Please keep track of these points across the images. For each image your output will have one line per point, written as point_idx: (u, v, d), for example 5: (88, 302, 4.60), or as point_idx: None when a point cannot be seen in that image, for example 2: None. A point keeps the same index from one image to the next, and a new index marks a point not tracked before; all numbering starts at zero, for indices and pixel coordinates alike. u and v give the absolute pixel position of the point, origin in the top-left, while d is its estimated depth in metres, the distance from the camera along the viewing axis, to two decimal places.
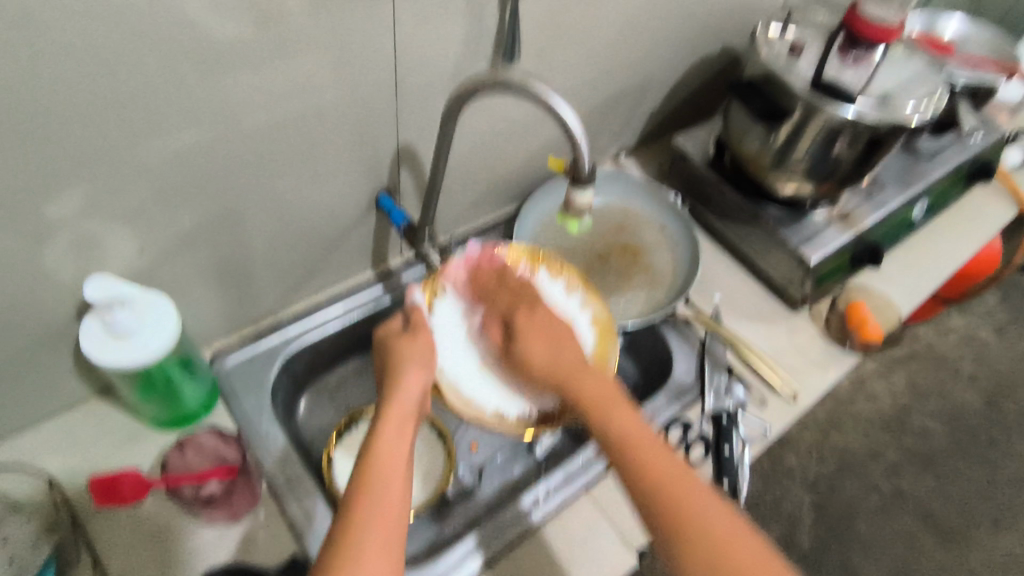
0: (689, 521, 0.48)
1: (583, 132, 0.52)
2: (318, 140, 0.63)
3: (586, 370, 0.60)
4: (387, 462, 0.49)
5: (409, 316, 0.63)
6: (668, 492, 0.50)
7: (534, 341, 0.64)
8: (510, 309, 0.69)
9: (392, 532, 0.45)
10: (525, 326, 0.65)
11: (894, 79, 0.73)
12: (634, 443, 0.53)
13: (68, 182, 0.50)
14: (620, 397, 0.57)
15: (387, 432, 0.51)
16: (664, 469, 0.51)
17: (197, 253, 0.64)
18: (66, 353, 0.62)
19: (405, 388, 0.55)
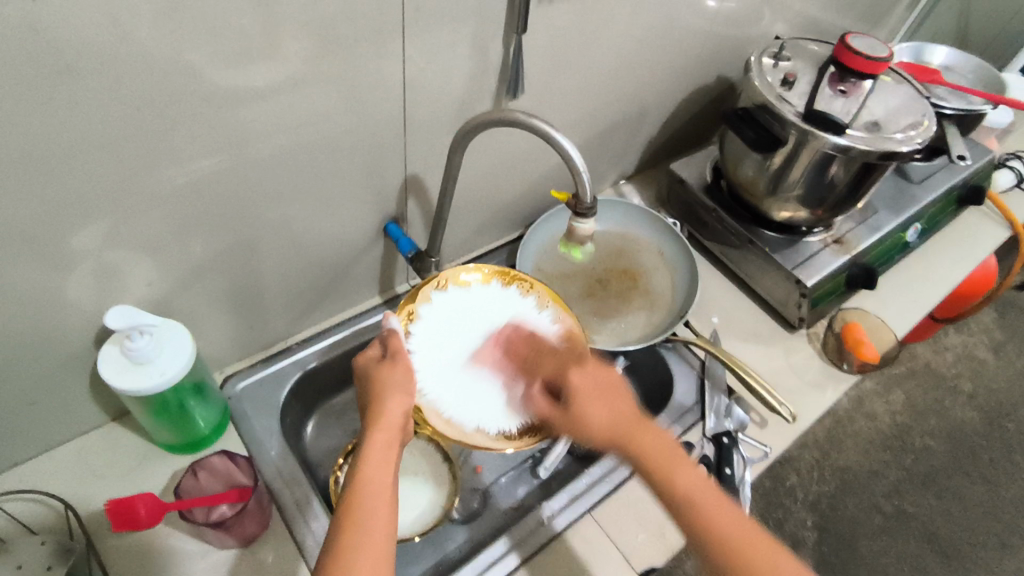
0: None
1: (585, 165, 0.55)
2: (329, 171, 0.65)
3: (646, 425, 0.57)
4: (371, 493, 0.49)
5: (387, 342, 0.61)
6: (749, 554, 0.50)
7: (591, 397, 0.59)
8: (557, 375, 0.66)
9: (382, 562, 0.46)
10: (580, 387, 0.61)
11: (883, 109, 0.76)
12: (702, 509, 0.52)
13: (91, 215, 0.52)
14: (682, 455, 0.55)
15: (371, 464, 0.51)
16: (737, 525, 0.51)
17: (211, 281, 0.66)
18: (81, 380, 0.64)
19: (387, 421, 0.54)
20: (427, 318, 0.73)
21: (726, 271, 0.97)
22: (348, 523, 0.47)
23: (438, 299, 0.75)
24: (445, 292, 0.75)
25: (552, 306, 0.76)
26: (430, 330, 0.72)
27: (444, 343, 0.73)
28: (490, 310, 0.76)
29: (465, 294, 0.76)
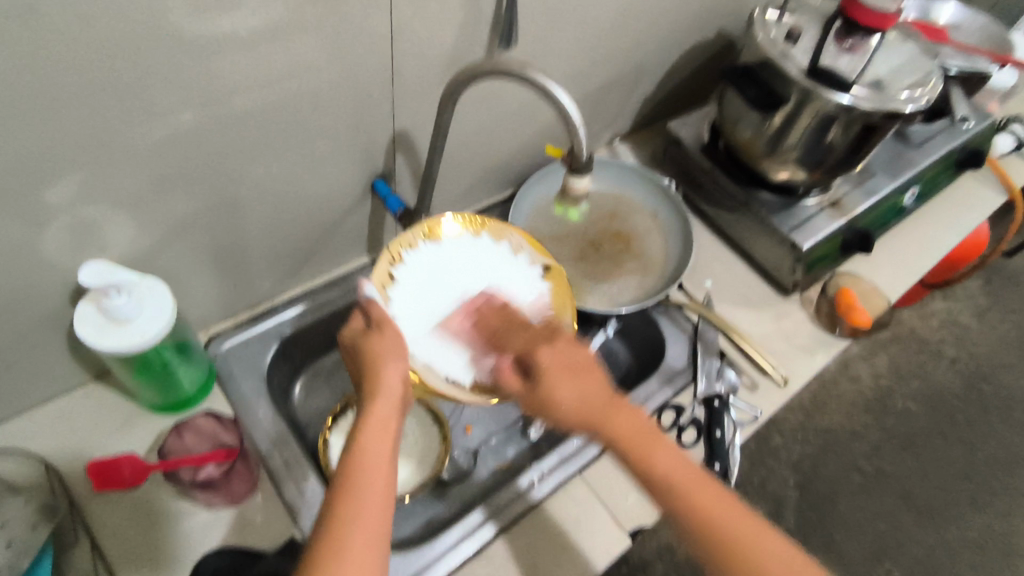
0: (750, 561, 0.48)
1: (581, 120, 0.52)
2: (314, 125, 0.62)
3: (620, 405, 0.55)
4: (365, 465, 0.47)
5: (368, 313, 0.60)
6: (721, 529, 0.49)
7: (560, 376, 0.57)
8: (524, 347, 0.62)
9: (371, 546, 0.44)
10: (548, 362, 0.58)
11: (887, 68, 0.75)
12: (673, 485, 0.51)
13: (62, 170, 0.49)
14: (660, 437, 0.54)
15: (368, 437, 0.49)
16: (722, 511, 0.50)
17: (193, 238, 0.64)
18: (59, 340, 0.62)
19: (384, 392, 0.53)
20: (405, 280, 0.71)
21: (720, 233, 0.96)
22: (344, 493, 0.46)
23: (411, 259, 0.72)
24: (419, 251, 0.73)
25: (527, 250, 0.76)
26: (406, 293, 0.71)
27: (428, 302, 0.71)
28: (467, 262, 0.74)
29: (439, 249, 0.74)
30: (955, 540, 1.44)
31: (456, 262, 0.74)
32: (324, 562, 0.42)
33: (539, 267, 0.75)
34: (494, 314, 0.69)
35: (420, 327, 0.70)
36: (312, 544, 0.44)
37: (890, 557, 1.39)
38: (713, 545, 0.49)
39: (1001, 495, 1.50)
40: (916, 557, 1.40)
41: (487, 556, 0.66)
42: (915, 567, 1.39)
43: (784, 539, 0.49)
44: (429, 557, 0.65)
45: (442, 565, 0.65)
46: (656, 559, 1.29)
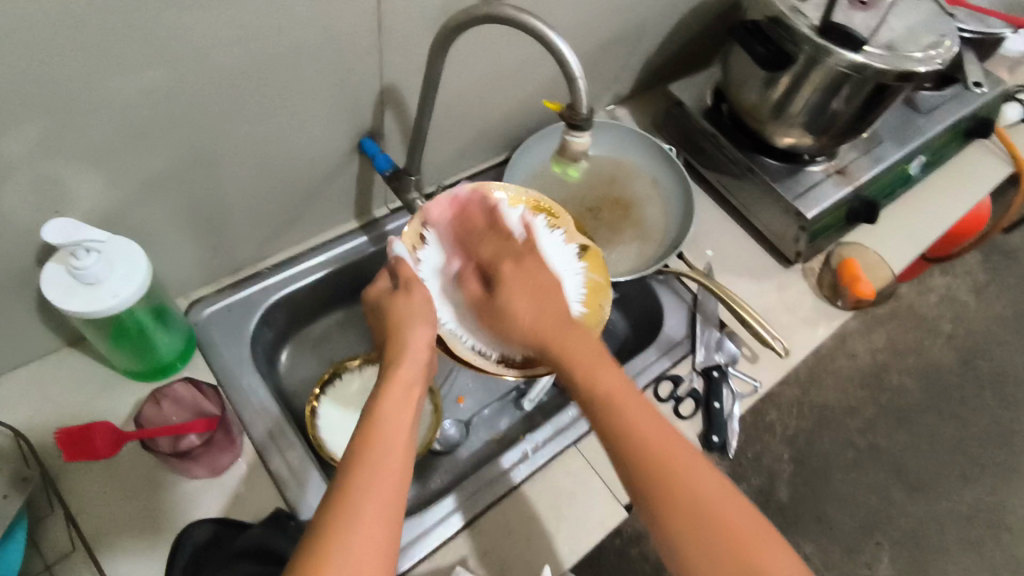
0: (682, 487, 0.47)
1: (582, 71, 0.49)
2: (298, 78, 0.58)
3: (574, 327, 0.56)
4: (388, 423, 0.46)
5: (395, 272, 0.60)
6: (657, 454, 0.48)
7: (519, 291, 0.58)
8: (490, 257, 0.62)
9: (388, 505, 0.42)
10: (511, 277, 0.58)
11: (902, 26, 0.70)
12: (616, 404, 0.50)
13: (21, 118, 0.46)
14: (609, 361, 0.53)
15: (390, 397, 0.48)
16: (663, 436, 0.49)
17: (168, 197, 0.60)
18: (30, 302, 0.59)
19: (409, 352, 0.52)
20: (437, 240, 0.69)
21: (721, 201, 0.93)
22: (355, 465, 0.43)
23: (446, 221, 0.70)
24: None
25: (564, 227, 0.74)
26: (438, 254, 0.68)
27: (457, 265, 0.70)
28: None
29: None
30: (946, 514, 1.45)
31: None
32: (340, 516, 0.41)
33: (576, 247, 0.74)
34: (480, 215, 0.67)
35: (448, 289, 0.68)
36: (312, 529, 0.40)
37: (882, 530, 1.39)
38: (645, 467, 0.47)
39: (992, 470, 1.51)
40: (906, 531, 1.41)
41: (478, 527, 0.65)
42: (906, 540, 1.40)
43: (718, 473, 0.48)
44: (419, 531, 0.63)
45: (430, 539, 0.63)
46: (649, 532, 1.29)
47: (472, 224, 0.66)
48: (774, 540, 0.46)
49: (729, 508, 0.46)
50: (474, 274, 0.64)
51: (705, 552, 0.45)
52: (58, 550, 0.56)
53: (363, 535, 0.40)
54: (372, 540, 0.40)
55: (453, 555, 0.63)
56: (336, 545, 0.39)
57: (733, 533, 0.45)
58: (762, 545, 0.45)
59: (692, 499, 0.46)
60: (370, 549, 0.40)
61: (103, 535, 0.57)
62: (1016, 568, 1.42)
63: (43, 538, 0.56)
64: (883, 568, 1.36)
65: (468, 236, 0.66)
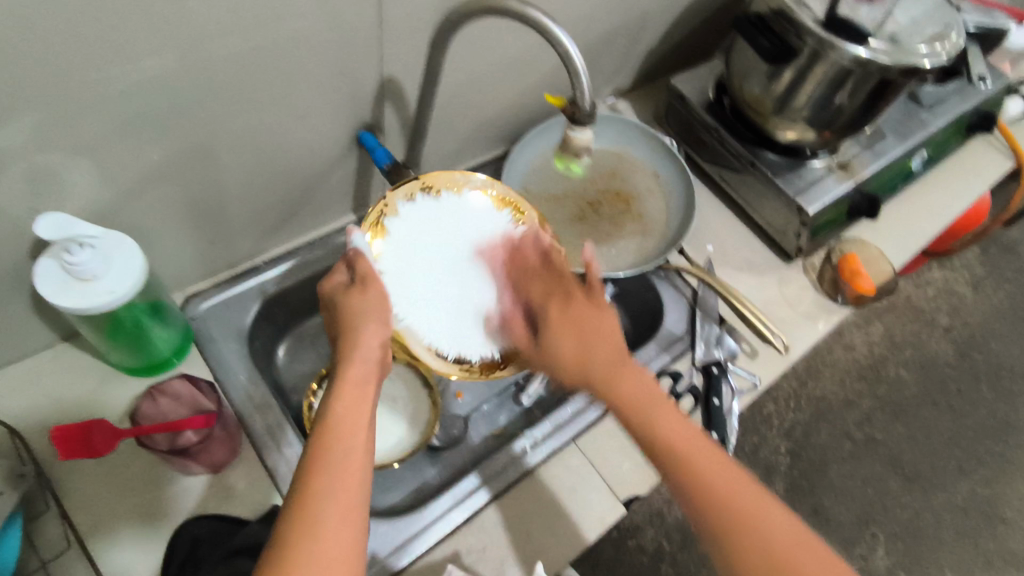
0: (756, 530, 0.46)
1: (584, 63, 0.48)
2: (295, 70, 0.57)
3: (627, 368, 0.54)
4: (347, 430, 0.45)
5: (352, 266, 0.58)
6: (724, 501, 0.47)
7: (564, 333, 0.57)
8: (541, 299, 0.63)
9: (350, 508, 0.42)
10: (557, 321, 0.58)
11: (908, 18, 0.69)
12: (679, 450, 0.50)
13: (11, 111, 0.45)
14: (663, 401, 0.52)
15: (345, 398, 0.47)
16: (723, 479, 0.48)
17: (164, 191, 0.60)
18: (24, 296, 0.58)
19: (361, 353, 0.51)
20: (397, 234, 0.68)
21: (722, 194, 0.93)
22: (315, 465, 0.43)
23: (406, 212, 0.69)
24: (415, 204, 0.69)
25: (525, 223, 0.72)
26: (396, 249, 0.68)
27: (416, 259, 0.68)
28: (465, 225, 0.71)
29: (436, 205, 0.70)
30: (940, 506, 1.46)
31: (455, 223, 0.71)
32: (301, 525, 0.40)
33: None
34: (535, 253, 0.68)
35: (404, 287, 0.67)
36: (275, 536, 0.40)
37: (877, 522, 1.40)
38: (714, 505, 0.47)
39: (987, 463, 1.51)
40: (901, 522, 1.42)
41: (477, 523, 0.65)
42: (901, 532, 1.41)
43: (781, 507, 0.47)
44: (419, 526, 0.63)
45: (431, 534, 0.63)
46: (646, 524, 1.29)
47: (528, 265, 0.67)
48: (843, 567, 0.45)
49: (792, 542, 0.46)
50: (518, 318, 0.68)
51: None
52: (53, 548, 0.55)
53: (329, 542, 0.40)
54: (338, 543, 0.40)
55: (452, 550, 0.63)
56: (298, 548, 0.39)
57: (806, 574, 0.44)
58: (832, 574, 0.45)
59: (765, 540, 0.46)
60: (336, 553, 0.40)
61: (98, 531, 0.57)
62: (1009, 558, 1.43)
63: (37, 536, 0.56)
64: (878, 559, 1.37)
65: (523, 273, 0.67)
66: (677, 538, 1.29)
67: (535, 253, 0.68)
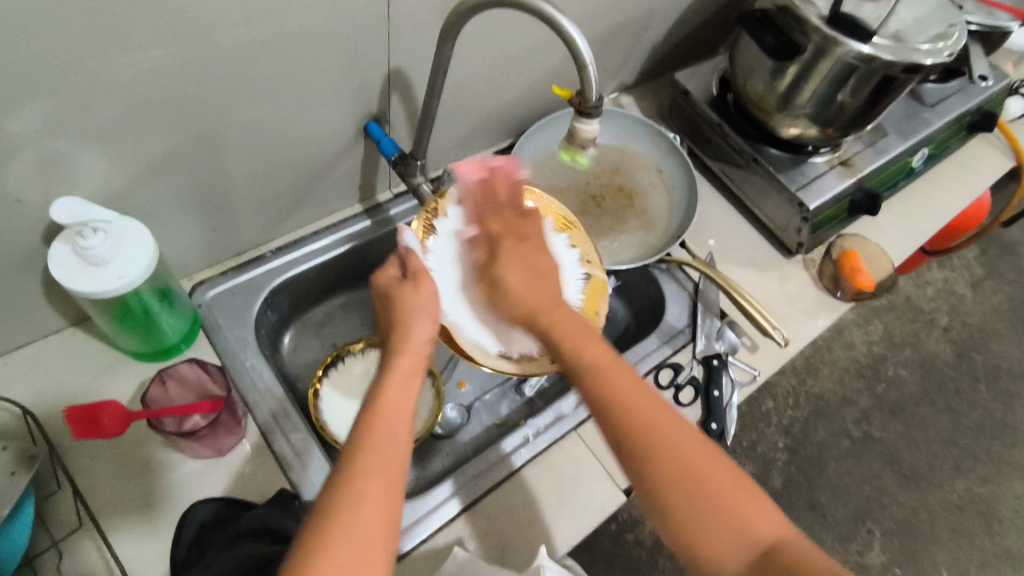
0: (673, 451, 0.47)
1: (593, 58, 0.49)
2: (304, 60, 0.58)
3: (562, 305, 0.58)
4: (393, 412, 0.47)
5: (405, 262, 0.60)
6: (640, 425, 0.48)
7: (514, 265, 0.62)
8: (498, 232, 0.65)
9: (392, 481, 0.43)
10: (510, 255, 0.63)
11: (912, 16, 0.70)
12: (598, 374, 0.51)
13: (26, 96, 0.46)
14: (592, 335, 0.55)
15: (395, 380, 0.49)
16: (646, 404, 0.49)
17: (172, 178, 0.60)
18: (34, 280, 0.59)
19: (411, 343, 0.53)
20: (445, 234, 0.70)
21: (723, 189, 0.93)
22: (357, 455, 0.43)
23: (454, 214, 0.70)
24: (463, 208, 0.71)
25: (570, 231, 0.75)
26: (444, 247, 0.70)
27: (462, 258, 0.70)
28: None
29: None
30: (937, 503, 1.47)
31: None
32: (347, 489, 0.42)
33: (577, 249, 0.74)
34: (506, 189, 0.66)
35: (454, 287, 0.69)
36: (308, 528, 0.40)
37: (873, 519, 1.41)
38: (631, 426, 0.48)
39: (984, 462, 1.52)
40: (898, 520, 1.43)
41: (479, 510, 0.65)
42: (897, 529, 1.42)
43: (688, 425, 0.48)
44: (425, 510, 0.64)
45: (436, 517, 0.64)
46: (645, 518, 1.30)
47: (494, 200, 0.66)
48: (751, 488, 0.47)
49: (703, 460, 0.47)
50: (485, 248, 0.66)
51: (687, 512, 0.45)
52: (66, 526, 0.57)
53: (369, 498, 0.41)
54: (373, 508, 0.41)
55: (457, 536, 0.64)
56: (339, 513, 0.40)
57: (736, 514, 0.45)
58: (763, 513, 0.46)
59: (682, 466, 0.46)
60: (375, 531, 0.41)
61: (109, 511, 0.58)
62: (1005, 558, 1.44)
63: (50, 516, 0.57)
64: (873, 556, 1.38)
65: (490, 210, 0.67)
66: None
67: (509, 189, 0.66)
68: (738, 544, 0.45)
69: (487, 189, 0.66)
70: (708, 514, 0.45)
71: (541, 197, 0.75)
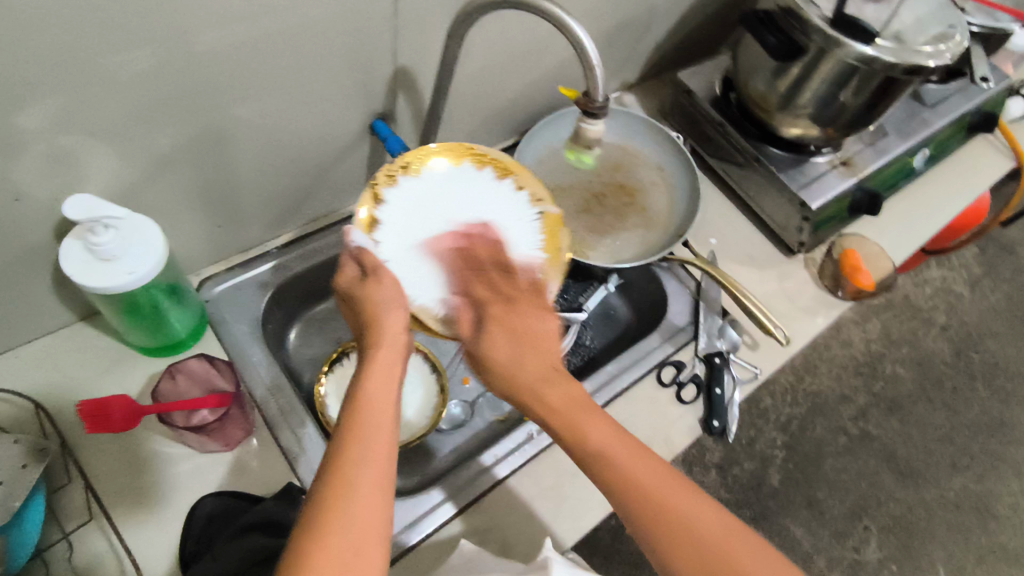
0: (683, 527, 0.47)
1: (599, 59, 0.50)
2: (311, 58, 0.58)
3: (556, 377, 0.55)
4: (375, 410, 0.47)
5: (362, 260, 0.59)
6: (652, 498, 0.48)
7: (500, 336, 0.59)
8: (480, 297, 0.63)
9: (382, 491, 0.43)
10: (497, 324, 0.60)
11: (913, 17, 0.70)
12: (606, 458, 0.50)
13: (37, 93, 0.46)
14: (593, 408, 0.53)
15: (372, 374, 0.49)
16: (655, 478, 0.49)
17: (180, 174, 0.61)
18: (44, 275, 0.59)
19: (386, 336, 0.53)
20: (391, 219, 0.65)
21: (725, 188, 0.94)
22: (340, 477, 0.43)
23: (392, 197, 0.66)
24: (398, 186, 0.66)
25: (513, 175, 0.69)
26: (395, 230, 0.64)
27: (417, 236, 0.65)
28: (454, 193, 0.67)
29: (419, 182, 0.67)
30: (933, 500, 1.48)
31: (442, 193, 0.67)
32: (337, 491, 0.42)
33: (527, 191, 0.69)
34: (485, 251, 0.65)
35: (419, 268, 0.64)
36: (294, 543, 0.40)
37: (870, 515, 1.42)
38: (643, 501, 0.48)
39: (980, 460, 1.53)
40: (895, 516, 1.44)
41: (483, 505, 0.66)
42: (893, 526, 1.43)
43: (700, 495, 0.49)
44: (429, 505, 0.65)
45: (441, 513, 0.65)
46: None
47: (478, 262, 0.64)
48: (758, 545, 0.47)
49: (713, 530, 0.47)
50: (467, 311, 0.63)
51: None
52: (76, 519, 0.57)
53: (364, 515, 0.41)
54: (362, 521, 0.41)
55: (461, 530, 0.65)
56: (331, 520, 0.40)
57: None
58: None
59: (696, 544, 0.46)
60: (368, 537, 0.41)
61: (119, 504, 0.59)
62: (1000, 554, 1.45)
63: (60, 508, 0.58)
64: (869, 552, 1.39)
65: (473, 270, 0.64)
66: None
67: (488, 246, 0.65)
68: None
69: (468, 250, 0.65)
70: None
71: (479, 148, 0.70)
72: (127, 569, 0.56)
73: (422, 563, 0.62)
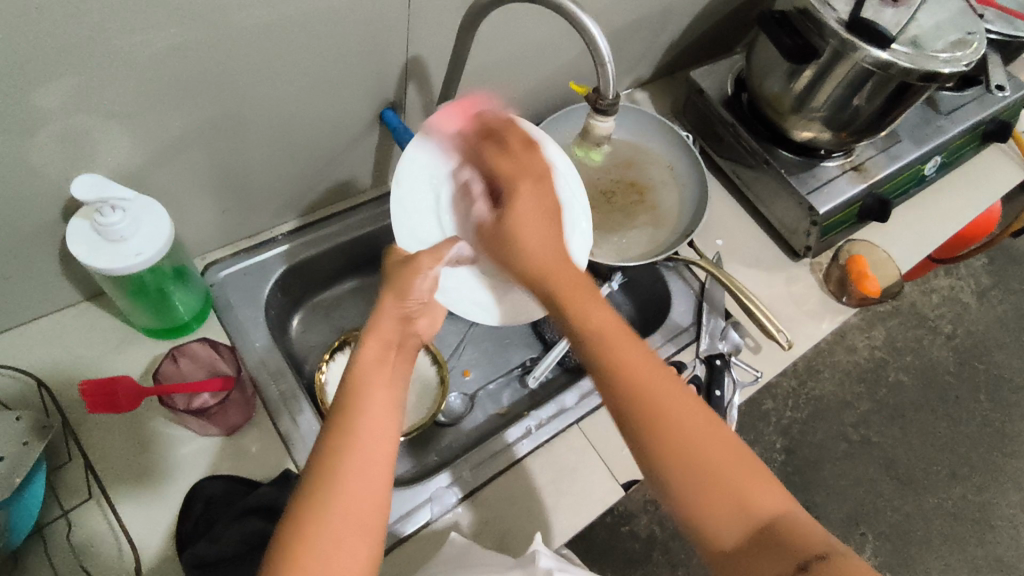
0: (666, 415, 0.46)
1: (612, 56, 0.49)
2: (324, 45, 0.58)
3: (580, 290, 0.51)
4: (371, 387, 0.46)
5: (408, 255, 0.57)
6: (644, 395, 0.47)
7: (531, 224, 0.55)
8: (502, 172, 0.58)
9: (374, 484, 0.42)
10: (524, 200, 0.56)
11: (931, 22, 0.70)
12: (592, 322, 0.49)
13: (49, 73, 0.46)
14: (594, 292, 0.52)
15: (365, 356, 0.48)
16: (656, 385, 0.47)
17: (192, 157, 0.61)
18: (53, 254, 0.60)
19: (384, 315, 0.51)
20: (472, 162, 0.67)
21: (734, 190, 0.94)
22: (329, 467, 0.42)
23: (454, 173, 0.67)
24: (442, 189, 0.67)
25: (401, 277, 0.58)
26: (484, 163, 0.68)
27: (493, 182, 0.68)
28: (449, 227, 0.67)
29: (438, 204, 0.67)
30: (931, 509, 1.47)
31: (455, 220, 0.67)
32: (324, 479, 0.42)
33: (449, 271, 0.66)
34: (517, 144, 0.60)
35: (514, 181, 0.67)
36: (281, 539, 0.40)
37: (867, 522, 1.42)
38: (638, 396, 0.46)
39: (980, 470, 1.53)
40: (892, 524, 1.44)
41: (479, 498, 0.66)
42: (891, 534, 1.43)
43: (698, 406, 0.47)
44: (425, 496, 0.65)
45: (435, 504, 0.65)
46: (640, 512, 1.32)
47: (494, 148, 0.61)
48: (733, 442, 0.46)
49: (676, 398, 0.47)
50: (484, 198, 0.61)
51: (689, 481, 0.45)
52: (76, 497, 0.58)
53: (358, 498, 0.42)
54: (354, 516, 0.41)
55: (458, 522, 0.65)
56: (316, 509, 0.41)
57: (734, 489, 0.44)
58: (765, 492, 0.45)
59: (683, 443, 0.45)
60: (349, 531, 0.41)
61: (119, 484, 0.59)
62: (996, 565, 1.45)
63: (60, 485, 0.58)
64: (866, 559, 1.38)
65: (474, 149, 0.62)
66: (670, 525, 1.31)
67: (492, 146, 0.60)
68: (738, 519, 0.44)
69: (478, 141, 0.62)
70: (707, 488, 0.45)
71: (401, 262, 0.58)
72: (124, 548, 0.57)
73: (416, 553, 0.63)
